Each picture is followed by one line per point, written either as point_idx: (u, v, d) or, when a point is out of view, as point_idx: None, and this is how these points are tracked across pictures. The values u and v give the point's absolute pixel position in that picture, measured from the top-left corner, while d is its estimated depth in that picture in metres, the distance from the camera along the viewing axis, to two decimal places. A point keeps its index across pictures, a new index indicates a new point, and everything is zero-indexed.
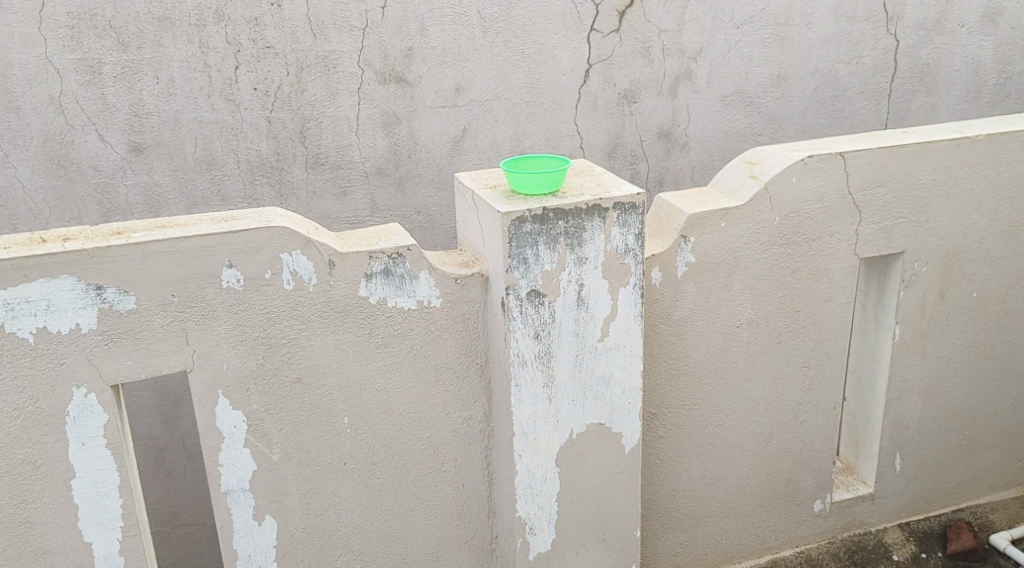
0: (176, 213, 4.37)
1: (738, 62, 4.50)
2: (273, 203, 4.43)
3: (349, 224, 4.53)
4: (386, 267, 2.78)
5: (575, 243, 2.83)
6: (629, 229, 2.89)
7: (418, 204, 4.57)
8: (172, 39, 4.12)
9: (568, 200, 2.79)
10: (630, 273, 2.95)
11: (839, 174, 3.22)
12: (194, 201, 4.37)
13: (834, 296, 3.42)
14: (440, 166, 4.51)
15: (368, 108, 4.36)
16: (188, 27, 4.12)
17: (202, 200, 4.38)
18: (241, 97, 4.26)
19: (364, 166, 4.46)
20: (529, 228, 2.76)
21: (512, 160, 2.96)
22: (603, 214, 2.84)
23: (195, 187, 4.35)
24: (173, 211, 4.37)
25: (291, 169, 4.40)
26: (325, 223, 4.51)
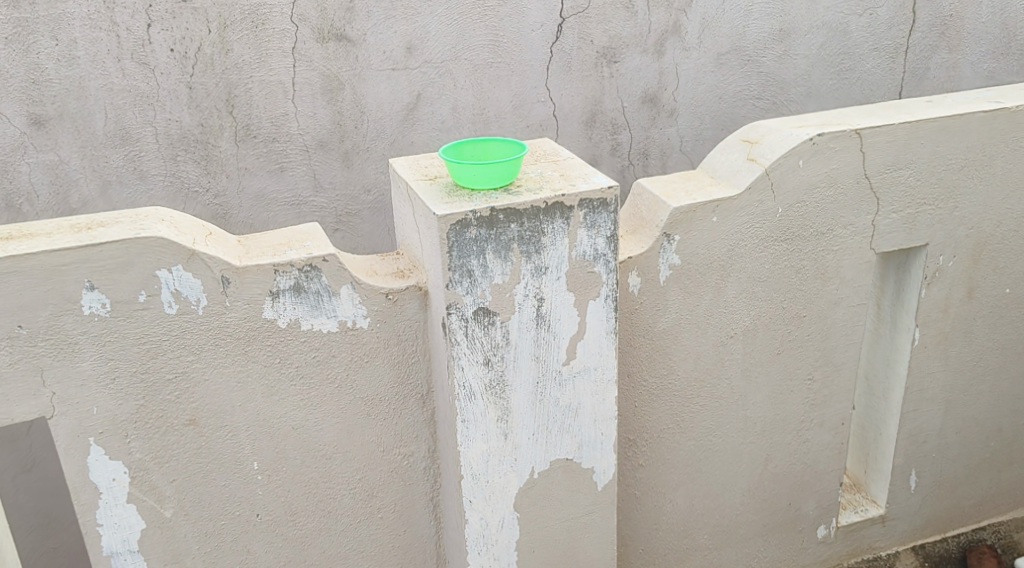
0: (88, 195, 3.81)
1: (734, 14, 3.90)
2: (200, 182, 3.89)
3: (289, 205, 4.00)
4: (296, 282, 2.24)
5: (532, 249, 2.31)
6: (599, 230, 2.36)
7: (368, 181, 4.02)
8: None
9: (522, 198, 2.26)
10: (600, 283, 2.42)
11: (854, 155, 2.67)
12: (108, 181, 3.81)
13: (846, 299, 2.87)
14: (393, 137, 3.92)
15: (305, 71, 3.77)
16: None
17: (118, 179, 3.82)
18: (155, 60, 3.67)
19: (303, 139, 3.89)
20: (474, 233, 2.24)
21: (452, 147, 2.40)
22: (566, 212, 2.31)
23: (108, 165, 3.79)
24: (85, 193, 3.81)
25: (218, 143, 3.85)
26: (261, 204, 3.98)
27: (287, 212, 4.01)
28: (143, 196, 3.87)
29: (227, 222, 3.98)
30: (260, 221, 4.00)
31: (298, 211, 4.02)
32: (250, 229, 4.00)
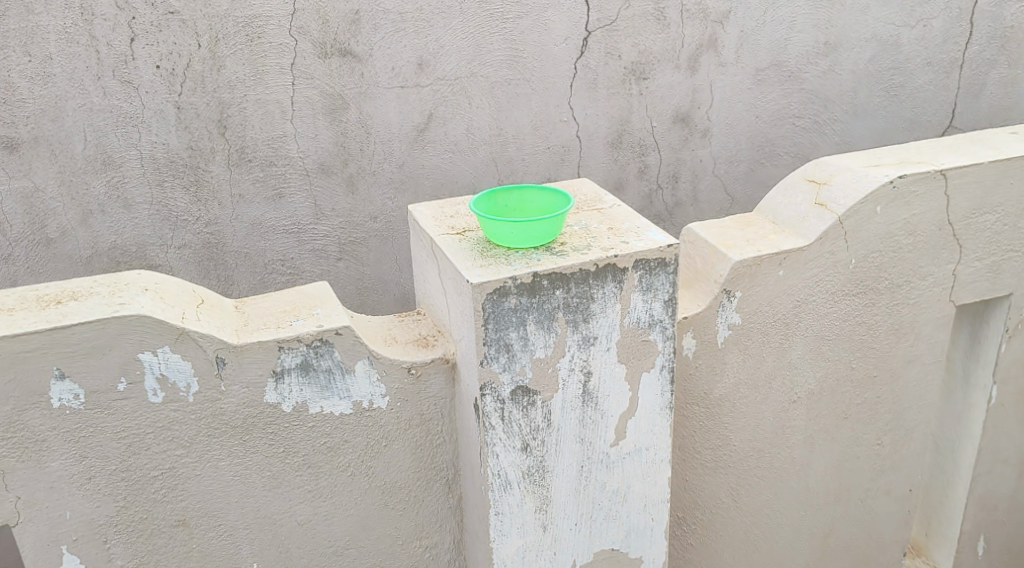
0: (66, 225, 3.46)
1: (775, 26, 3.57)
2: (189, 210, 3.54)
3: (288, 234, 3.65)
4: (303, 360, 1.91)
5: (580, 318, 1.98)
6: (656, 294, 2.03)
7: (375, 207, 3.66)
8: (45, 3, 3.15)
9: (569, 261, 1.93)
10: (656, 353, 2.09)
11: (937, 198, 2.35)
12: (88, 210, 3.46)
13: (920, 356, 2.59)
14: (402, 160, 3.57)
15: (306, 89, 3.42)
16: None
17: (99, 208, 3.46)
18: (139, 78, 3.31)
19: (303, 163, 3.54)
20: (514, 303, 1.90)
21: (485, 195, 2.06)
22: (619, 275, 1.98)
23: (88, 192, 3.43)
24: (62, 223, 3.45)
25: (209, 167, 3.49)
26: (256, 233, 3.63)
27: (286, 242, 3.66)
28: (127, 226, 3.52)
29: (219, 253, 3.63)
30: (255, 251, 3.65)
31: (297, 240, 3.67)
32: (244, 260, 3.65)
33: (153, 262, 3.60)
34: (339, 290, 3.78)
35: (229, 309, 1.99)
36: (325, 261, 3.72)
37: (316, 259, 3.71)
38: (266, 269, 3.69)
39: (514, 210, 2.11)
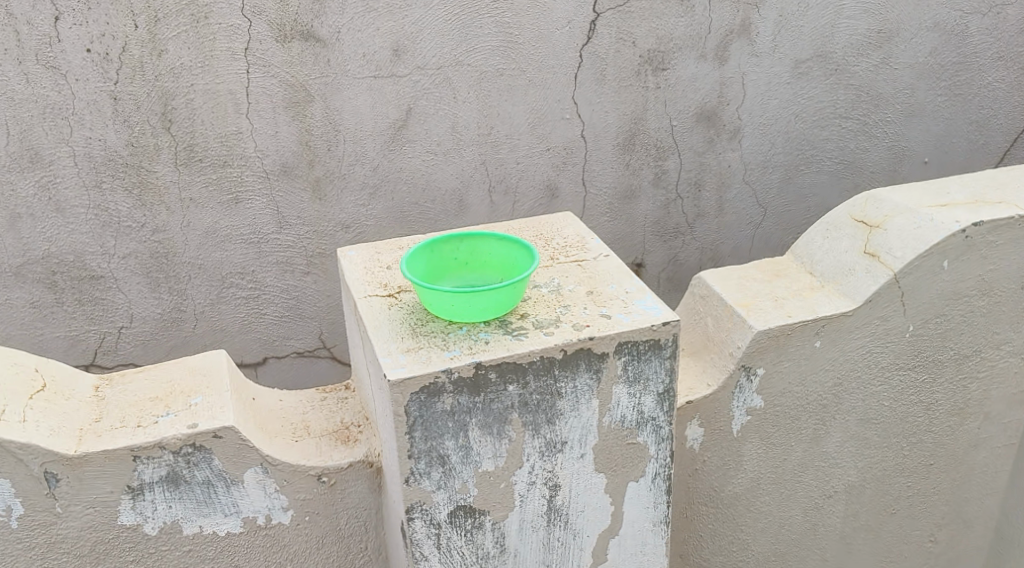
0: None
1: (820, 11, 2.97)
2: (134, 216, 2.87)
3: (247, 244, 2.99)
4: (170, 472, 1.44)
5: (542, 420, 1.48)
6: (646, 385, 1.52)
7: (346, 217, 3.01)
8: None
9: (526, 346, 1.44)
10: (646, 458, 1.59)
11: (1020, 250, 1.81)
12: (17, 214, 2.77)
13: (989, 438, 2.08)
14: (377, 161, 2.94)
15: (261, 78, 2.75)
16: None
17: (28, 211, 2.78)
18: (66, 63, 2.60)
19: (262, 163, 2.87)
20: (450, 404, 1.41)
21: (424, 242, 1.57)
22: (596, 363, 1.48)
23: (12, 194, 2.74)
24: None
25: (153, 167, 2.80)
26: (211, 242, 2.97)
27: (246, 254, 3.01)
28: (62, 231, 2.83)
29: (170, 266, 2.98)
30: (210, 262, 3.00)
31: (258, 251, 3.01)
32: (199, 272, 3.00)
33: (95, 274, 2.93)
34: (307, 307, 3.16)
35: (83, 395, 1.54)
36: (290, 275, 3.09)
37: (279, 273, 3.07)
38: (223, 282, 3.05)
39: (461, 264, 1.63)
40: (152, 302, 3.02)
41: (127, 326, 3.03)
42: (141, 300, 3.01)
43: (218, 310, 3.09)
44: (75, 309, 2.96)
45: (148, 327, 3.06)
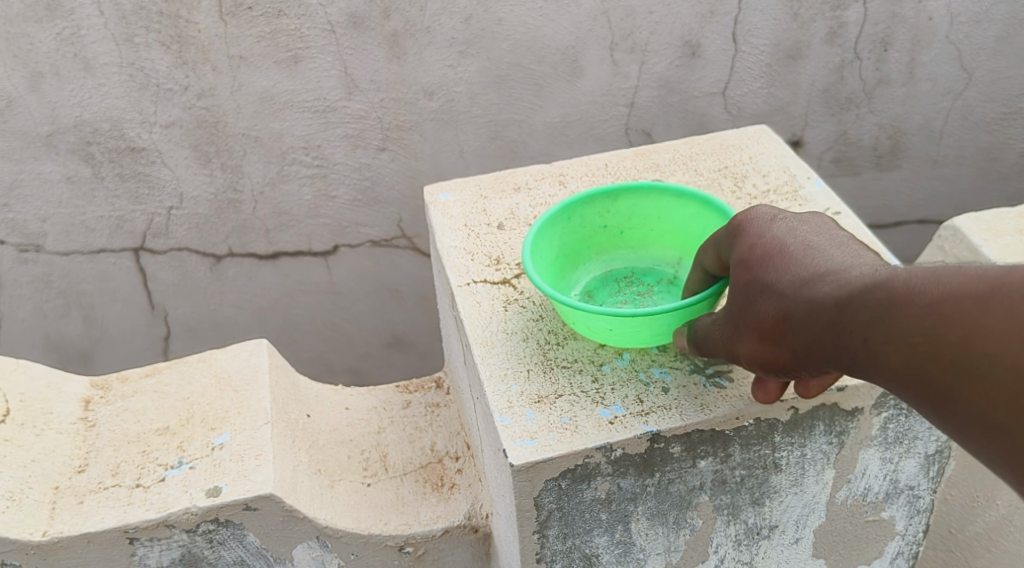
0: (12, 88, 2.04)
1: None
2: (179, 77, 2.07)
3: (312, 115, 2.16)
4: (189, 553, 1.15)
5: (745, 502, 0.95)
6: (911, 447, 0.97)
7: (432, 80, 2.14)
8: None
9: (732, 404, 0.88)
10: (889, 537, 1.05)
11: None
12: (39, 73, 2.03)
13: None
14: (470, 7, 2.05)
15: None
16: None
17: (53, 69, 2.03)
18: None
19: (324, 13, 2.02)
20: (606, 489, 0.90)
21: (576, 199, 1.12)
22: (839, 424, 0.92)
23: (32, 49, 2.00)
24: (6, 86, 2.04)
25: (193, 17, 1.99)
26: (268, 109, 2.15)
27: (310, 127, 2.18)
28: (95, 96, 2.08)
29: (226, 139, 2.18)
30: (269, 132, 2.18)
31: (325, 122, 2.18)
32: (255, 146, 2.19)
33: (136, 145, 2.16)
34: (385, 191, 2.31)
35: (66, 423, 1.26)
36: (361, 150, 2.23)
37: (349, 147, 2.23)
38: (283, 160, 2.23)
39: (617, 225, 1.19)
40: (202, 179, 2.24)
41: (177, 206, 2.28)
42: (192, 176, 2.23)
43: (281, 191, 2.29)
44: (116, 184, 2.22)
45: (204, 209, 2.29)
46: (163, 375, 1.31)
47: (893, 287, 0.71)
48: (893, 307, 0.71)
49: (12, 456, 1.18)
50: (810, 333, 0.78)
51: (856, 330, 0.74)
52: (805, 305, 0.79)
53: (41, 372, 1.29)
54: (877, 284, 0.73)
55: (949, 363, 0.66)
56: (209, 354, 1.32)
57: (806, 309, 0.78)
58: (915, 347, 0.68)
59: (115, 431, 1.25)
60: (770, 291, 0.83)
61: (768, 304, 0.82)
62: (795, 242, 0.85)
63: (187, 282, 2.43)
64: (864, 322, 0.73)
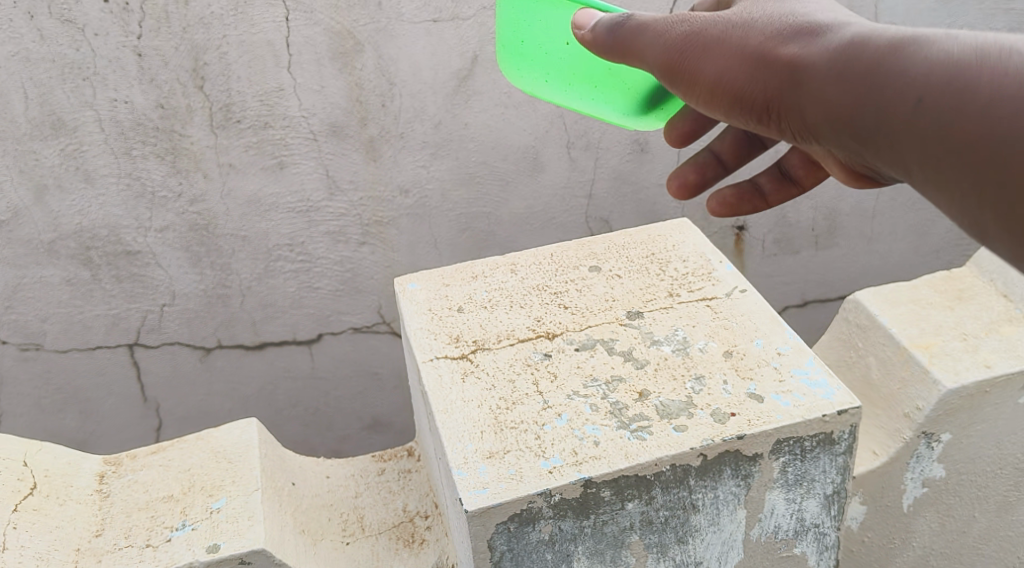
0: (20, 202, 2.20)
1: None
2: (171, 186, 2.24)
3: (296, 215, 2.35)
4: None
5: (671, 541, 1.11)
6: (810, 487, 1.14)
7: (406, 181, 2.34)
8: None
9: (650, 451, 1.06)
10: None
11: None
12: (44, 186, 2.19)
13: None
14: (439, 115, 2.25)
15: (303, 26, 2.07)
16: None
17: (57, 183, 2.19)
18: (83, 16, 1.99)
19: (307, 125, 2.21)
20: (549, 531, 1.05)
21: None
22: (743, 467, 1.10)
23: (39, 164, 2.16)
24: (15, 200, 2.20)
25: (187, 131, 2.16)
26: (255, 212, 2.32)
27: (295, 226, 2.36)
28: (94, 206, 2.24)
29: (216, 241, 2.36)
30: (256, 233, 2.36)
31: (308, 221, 2.36)
32: (243, 245, 2.37)
33: (131, 249, 2.33)
34: (365, 280, 2.50)
35: (83, 494, 1.41)
36: (343, 245, 2.42)
37: (332, 243, 2.41)
38: (269, 256, 2.41)
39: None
40: (193, 277, 2.41)
41: (169, 303, 2.45)
42: (183, 275, 2.41)
43: (267, 285, 2.46)
44: (113, 285, 2.39)
45: (194, 304, 2.47)
46: (168, 452, 1.46)
47: (945, 47, 0.65)
48: (942, 64, 0.64)
49: (37, 523, 1.32)
50: (830, 72, 0.71)
51: (893, 83, 0.67)
52: (835, 47, 0.71)
53: (61, 450, 1.44)
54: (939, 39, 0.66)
55: (989, 127, 0.61)
56: (208, 432, 1.46)
57: (834, 51, 0.71)
58: (962, 111, 0.63)
59: (127, 499, 1.39)
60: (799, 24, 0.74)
61: (775, 35, 0.75)
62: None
63: (177, 375, 2.59)
64: (903, 78, 0.67)
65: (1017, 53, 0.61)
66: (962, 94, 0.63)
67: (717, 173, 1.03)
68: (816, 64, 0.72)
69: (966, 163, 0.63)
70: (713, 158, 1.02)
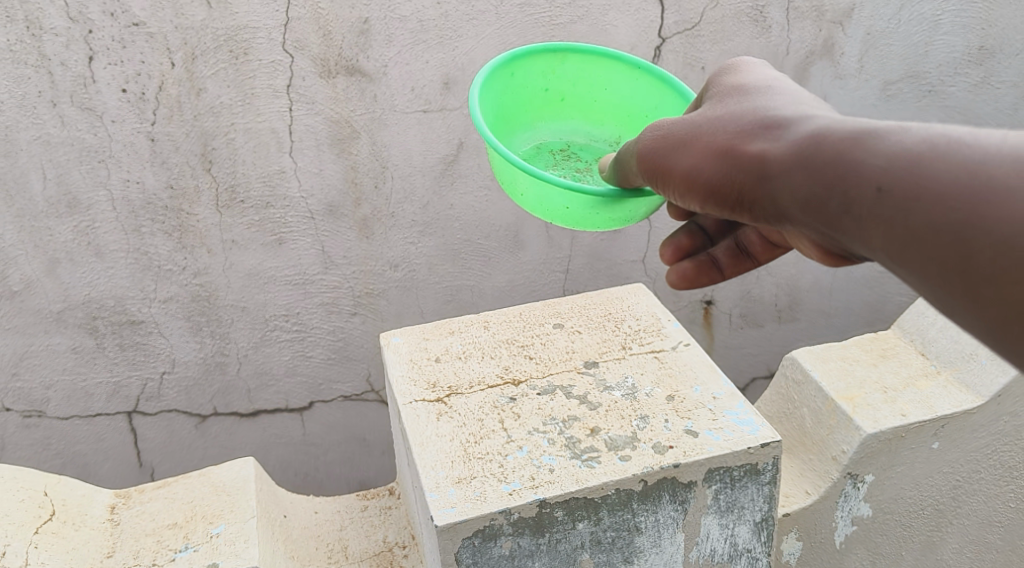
0: (30, 276, 2.34)
1: (914, 30, 2.43)
2: (175, 260, 2.40)
3: (292, 288, 2.52)
4: None
5: (618, 560, 1.27)
6: (740, 514, 1.31)
7: (395, 256, 2.53)
8: None
9: (596, 477, 1.23)
10: None
11: None
12: (54, 260, 2.33)
13: None
14: (427, 197, 2.45)
15: (305, 116, 2.28)
16: None
17: (67, 257, 2.33)
18: (102, 104, 2.17)
19: (305, 205, 2.40)
20: (509, 547, 1.22)
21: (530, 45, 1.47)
22: (679, 492, 1.27)
23: (52, 240, 2.30)
24: (25, 274, 2.33)
25: (193, 210, 2.34)
26: (254, 284, 2.49)
27: (290, 297, 2.53)
28: (103, 277, 2.38)
29: (214, 311, 2.51)
30: (255, 303, 2.52)
31: (304, 293, 2.54)
32: (242, 315, 2.53)
33: (135, 318, 2.46)
34: (355, 349, 2.67)
35: (96, 521, 1.57)
36: (335, 315, 2.60)
37: (325, 313, 2.58)
38: (265, 325, 2.57)
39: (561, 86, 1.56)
40: (193, 345, 2.55)
41: (169, 371, 2.58)
42: (183, 344, 2.54)
43: (263, 353, 2.61)
44: (116, 353, 2.51)
45: (193, 372, 2.60)
46: (172, 486, 1.63)
47: (900, 140, 0.79)
48: (900, 156, 0.78)
49: (56, 544, 1.49)
50: (793, 162, 0.85)
51: (854, 170, 0.80)
52: (794, 144, 0.86)
53: (77, 484, 1.61)
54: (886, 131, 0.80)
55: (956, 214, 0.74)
56: (209, 469, 1.64)
57: (793, 146, 0.85)
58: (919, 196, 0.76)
59: (136, 526, 1.56)
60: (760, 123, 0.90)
61: (754, 135, 0.90)
62: (786, 93, 0.94)
63: (173, 440, 2.70)
64: (862, 165, 0.80)
65: (963, 148, 0.75)
66: (927, 176, 0.76)
67: (713, 276, 1.22)
68: (787, 156, 0.86)
69: (930, 237, 0.76)
70: (709, 262, 1.22)
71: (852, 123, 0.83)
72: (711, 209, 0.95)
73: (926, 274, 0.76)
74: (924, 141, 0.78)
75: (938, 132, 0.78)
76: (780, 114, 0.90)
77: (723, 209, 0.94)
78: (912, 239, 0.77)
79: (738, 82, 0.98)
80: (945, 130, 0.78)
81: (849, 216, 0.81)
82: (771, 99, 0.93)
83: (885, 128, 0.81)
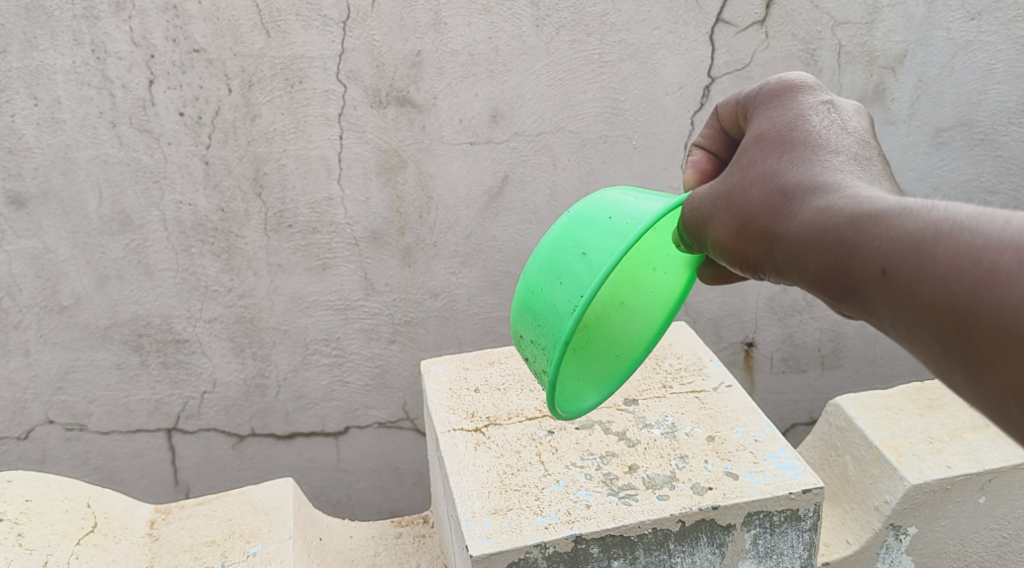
0: (81, 292, 2.39)
1: (967, 77, 2.41)
2: (221, 281, 2.44)
3: (333, 313, 2.54)
4: None
5: None
6: (778, 559, 1.29)
7: (437, 285, 2.54)
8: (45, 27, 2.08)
9: (631, 515, 1.22)
10: None
11: None
12: (104, 277, 2.38)
13: None
14: (470, 228, 2.47)
15: (355, 144, 2.32)
16: (79, 7, 2.08)
17: (117, 273, 2.38)
18: (159, 127, 2.23)
19: (351, 232, 2.43)
20: None
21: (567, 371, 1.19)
22: (716, 535, 1.25)
23: (104, 257, 2.36)
24: (76, 290, 2.39)
25: (243, 233, 2.38)
26: (297, 308, 2.52)
27: (332, 322, 2.56)
28: (151, 295, 2.43)
29: (258, 333, 2.54)
30: (296, 327, 2.55)
31: (345, 318, 2.56)
32: (284, 338, 2.56)
33: (180, 337, 2.51)
34: (393, 376, 2.68)
35: (137, 536, 1.60)
36: (374, 342, 2.61)
37: (364, 339, 2.60)
38: (306, 349, 2.59)
39: (554, 316, 1.11)
40: (235, 366, 2.59)
41: (210, 391, 2.61)
42: (225, 364, 2.58)
43: (301, 376, 2.64)
44: (159, 371, 2.55)
45: (233, 393, 2.63)
46: (212, 503, 1.67)
47: (903, 224, 0.79)
48: (904, 237, 0.78)
49: (98, 555, 1.52)
50: (806, 239, 0.87)
51: (859, 252, 0.81)
52: (808, 222, 0.88)
53: (119, 498, 1.65)
54: (891, 213, 0.81)
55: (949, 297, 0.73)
56: (248, 488, 1.68)
57: (808, 225, 0.88)
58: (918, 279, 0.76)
59: (174, 542, 1.58)
60: (781, 196, 0.93)
61: (770, 209, 0.93)
62: (823, 153, 0.95)
63: (209, 459, 2.73)
64: (867, 247, 0.81)
65: (960, 235, 0.74)
66: (924, 261, 0.76)
67: None
68: (803, 232, 0.88)
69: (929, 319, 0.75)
70: None
71: (861, 205, 0.84)
72: (742, 270, 0.98)
73: (929, 355, 0.76)
74: (923, 222, 0.78)
75: (939, 216, 0.77)
76: (806, 183, 0.92)
77: (754, 271, 0.97)
78: (914, 321, 0.76)
79: (764, 143, 1.01)
80: (948, 214, 0.77)
81: (859, 295, 0.82)
82: (793, 164, 0.95)
83: (891, 209, 0.81)
